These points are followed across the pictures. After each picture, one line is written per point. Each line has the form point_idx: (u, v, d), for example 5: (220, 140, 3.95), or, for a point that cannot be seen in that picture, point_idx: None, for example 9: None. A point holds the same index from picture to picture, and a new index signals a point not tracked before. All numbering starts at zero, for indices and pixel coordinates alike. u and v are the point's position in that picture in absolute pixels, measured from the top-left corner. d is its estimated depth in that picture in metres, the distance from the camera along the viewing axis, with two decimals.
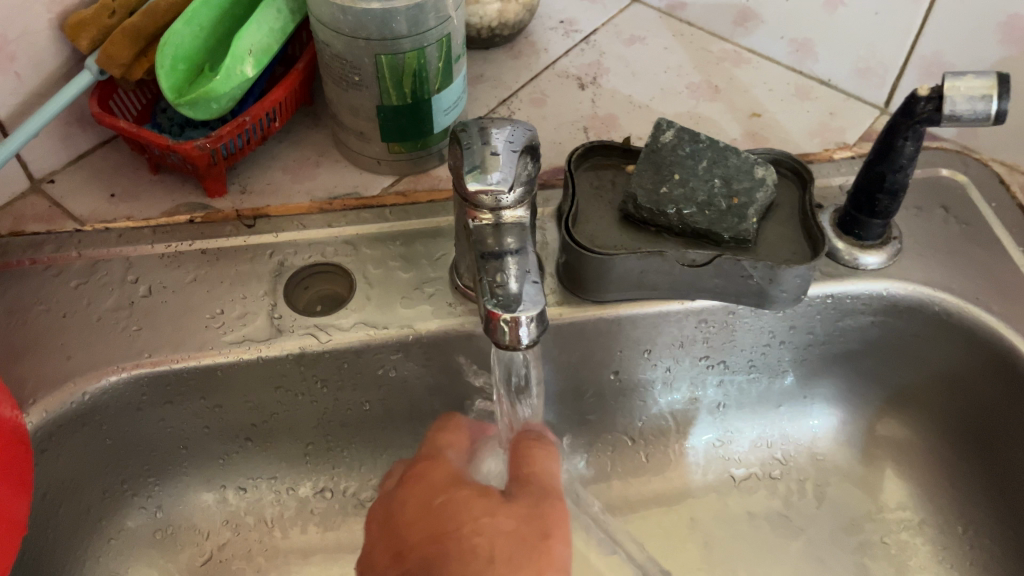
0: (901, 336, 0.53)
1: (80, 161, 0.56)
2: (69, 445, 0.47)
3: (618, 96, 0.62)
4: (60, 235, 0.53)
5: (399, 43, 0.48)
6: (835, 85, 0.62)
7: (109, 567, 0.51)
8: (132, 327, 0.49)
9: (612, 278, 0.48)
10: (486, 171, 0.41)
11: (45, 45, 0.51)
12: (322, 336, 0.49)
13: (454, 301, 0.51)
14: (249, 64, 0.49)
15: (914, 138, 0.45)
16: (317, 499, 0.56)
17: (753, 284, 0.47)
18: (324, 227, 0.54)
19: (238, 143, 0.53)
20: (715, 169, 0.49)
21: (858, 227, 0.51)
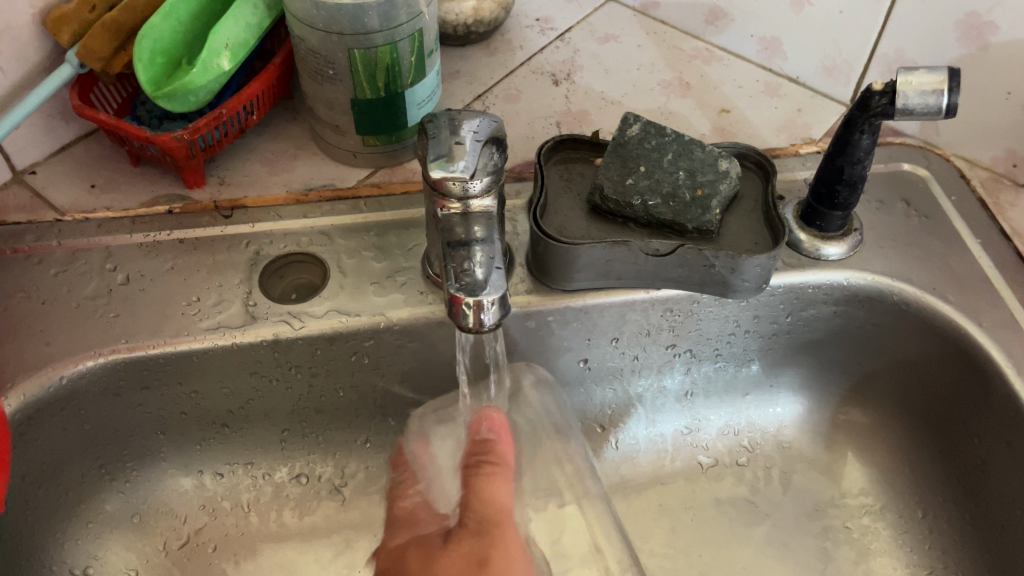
0: (862, 325, 0.55)
1: (63, 153, 0.57)
2: (48, 429, 0.48)
3: (590, 92, 0.63)
4: (41, 226, 0.54)
5: (372, 37, 0.49)
6: (803, 83, 0.63)
7: (88, 549, 0.52)
8: (111, 314, 0.50)
9: (579, 267, 0.49)
10: (451, 160, 0.43)
11: (28, 38, 0.52)
12: (296, 324, 0.50)
13: (426, 289, 0.52)
14: (226, 58, 0.51)
15: (870, 132, 0.46)
16: (293, 484, 0.57)
17: (715, 273, 0.49)
18: (299, 218, 0.55)
19: (216, 135, 0.54)
20: (680, 162, 0.51)
21: (820, 219, 0.52)
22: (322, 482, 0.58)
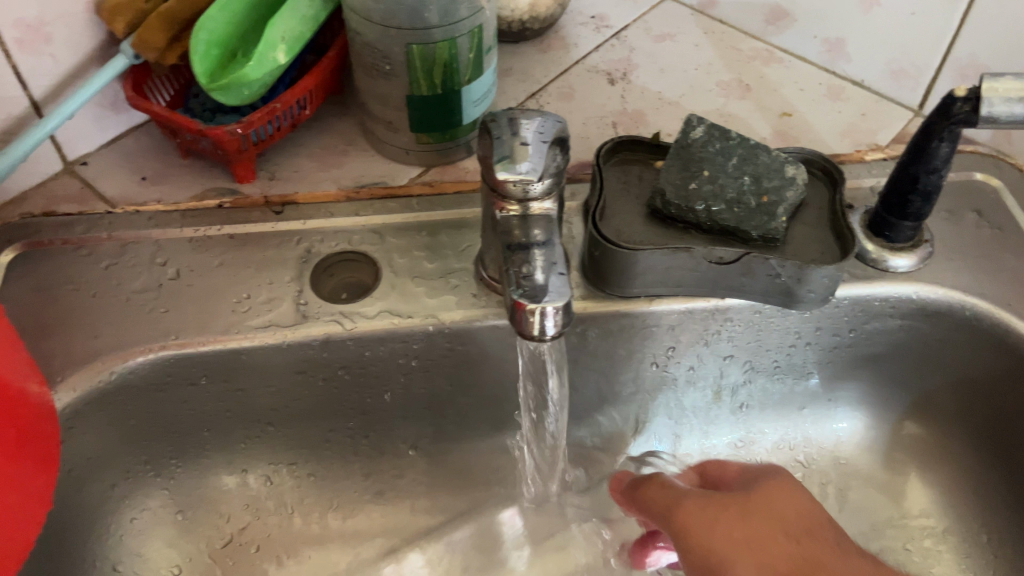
0: (928, 341, 0.52)
1: (113, 144, 0.57)
2: (95, 423, 0.48)
3: (647, 92, 0.61)
4: (90, 217, 0.53)
5: (430, 32, 0.48)
6: (868, 86, 0.61)
7: (131, 547, 0.52)
8: (160, 309, 0.49)
9: (637, 274, 0.48)
10: (514, 162, 0.41)
11: (82, 27, 0.52)
12: (347, 324, 0.49)
13: (479, 292, 0.51)
14: (282, 51, 0.50)
15: (950, 139, 0.44)
16: (335, 486, 0.56)
17: (780, 283, 0.47)
18: (350, 216, 0.54)
19: (268, 130, 0.53)
20: (745, 167, 0.49)
21: (888, 229, 0.51)
22: (366, 485, 0.57)
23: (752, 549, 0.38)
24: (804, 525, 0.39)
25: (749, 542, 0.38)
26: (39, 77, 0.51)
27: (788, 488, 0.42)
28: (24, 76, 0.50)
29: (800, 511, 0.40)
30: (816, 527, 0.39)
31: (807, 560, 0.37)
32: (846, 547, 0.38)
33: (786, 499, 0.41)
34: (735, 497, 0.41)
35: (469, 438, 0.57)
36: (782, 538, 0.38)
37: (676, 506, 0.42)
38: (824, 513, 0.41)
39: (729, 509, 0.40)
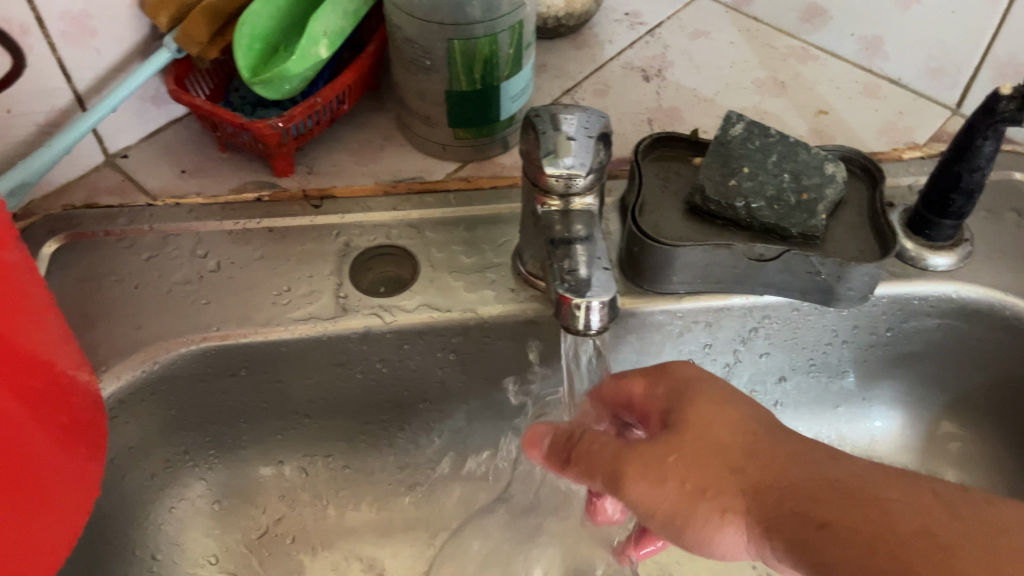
0: (967, 341, 0.52)
1: (153, 137, 0.57)
2: (138, 412, 0.48)
3: (682, 89, 0.61)
4: (132, 210, 0.54)
5: (472, 28, 0.48)
6: (905, 84, 0.61)
7: (170, 536, 0.52)
8: (201, 301, 0.50)
9: (676, 270, 0.48)
10: (558, 156, 0.41)
11: (126, 21, 0.52)
12: (386, 317, 0.49)
13: (516, 287, 0.51)
14: (323, 46, 0.50)
15: (994, 138, 0.44)
16: (371, 478, 0.57)
17: (820, 280, 0.47)
18: (388, 210, 0.54)
19: (308, 124, 0.53)
20: (785, 164, 0.49)
21: (928, 227, 0.50)
22: (399, 477, 0.57)
23: (711, 504, 0.35)
24: (741, 447, 0.36)
25: (707, 495, 0.35)
26: (83, 70, 0.51)
27: (705, 404, 0.38)
28: (69, 69, 0.50)
29: (731, 432, 0.37)
30: (756, 442, 0.36)
31: (765, 495, 0.34)
32: (795, 454, 0.35)
33: (713, 424, 0.37)
34: (656, 439, 0.38)
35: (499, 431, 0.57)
36: (729, 477, 0.36)
37: (612, 464, 0.38)
38: (745, 417, 0.38)
39: (670, 460, 0.36)
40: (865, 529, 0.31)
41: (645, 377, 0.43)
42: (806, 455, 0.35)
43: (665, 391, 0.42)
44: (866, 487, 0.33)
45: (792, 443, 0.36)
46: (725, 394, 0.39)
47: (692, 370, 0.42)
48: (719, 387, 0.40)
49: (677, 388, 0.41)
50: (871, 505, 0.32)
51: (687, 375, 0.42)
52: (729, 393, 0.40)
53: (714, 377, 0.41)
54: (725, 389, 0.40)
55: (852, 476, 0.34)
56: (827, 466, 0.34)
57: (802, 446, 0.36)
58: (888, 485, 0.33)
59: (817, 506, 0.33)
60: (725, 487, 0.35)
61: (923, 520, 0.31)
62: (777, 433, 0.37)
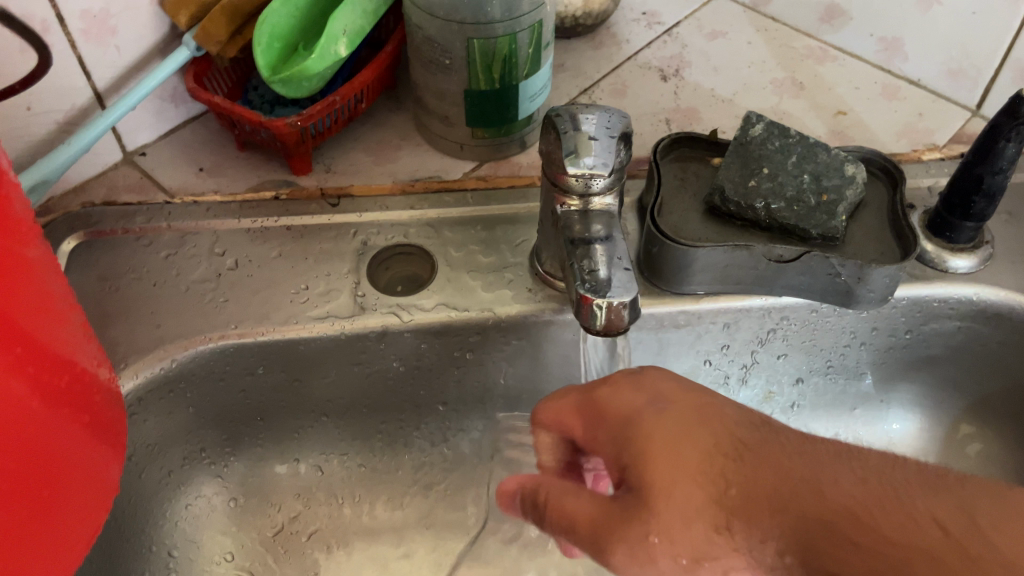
0: (988, 344, 0.52)
1: (171, 135, 0.57)
2: (156, 410, 0.48)
3: (700, 90, 0.61)
4: (150, 207, 0.54)
5: (492, 27, 0.48)
6: (925, 85, 0.61)
7: (186, 533, 0.52)
8: (219, 299, 0.50)
9: (695, 271, 0.48)
10: (579, 156, 0.41)
11: (146, 19, 0.52)
12: (404, 316, 0.49)
13: (534, 287, 0.51)
14: (343, 45, 0.50)
15: (1017, 139, 0.43)
16: (386, 476, 0.57)
17: (840, 282, 0.47)
18: (406, 209, 0.54)
19: (327, 123, 0.53)
20: (805, 165, 0.49)
21: (949, 229, 0.50)
22: (414, 477, 0.57)
23: (714, 567, 0.32)
24: (718, 504, 0.32)
25: (706, 562, 0.32)
26: (103, 68, 0.51)
27: (661, 457, 0.33)
28: (89, 67, 0.50)
29: (704, 492, 0.32)
30: (728, 480, 0.32)
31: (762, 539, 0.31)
32: (780, 500, 0.31)
33: (678, 486, 0.32)
34: (622, 510, 0.33)
35: None
36: (720, 542, 0.32)
37: (588, 532, 0.34)
38: (709, 458, 0.33)
39: (653, 540, 0.32)
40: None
41: (584, 416, 0.39)
42: (792, 496, 0.31)
43: (607, 433, 0.37)
44: (872, 532, 0.29)
45: (770, 486, 0.31)
46: (674, 435, 0.34)
47: (633, 396, 0.37)
48: (661, 419, 0.35)
49: (620, 428, 0.36)
50: (888, 563, 0.28)
51: (625, 407, 0.36)
52: (674, 422, 0.35)
53: (655, 399, 0.36)
54: (669, 412, 0.35)
55: (847, 515, 0.29)
56: (816, 506, 0.30)
57: (786, 485, 0.31)
58: (890, 523, 0.29)
59: (827, 562, 0.29)
60: (719, 552, 0.32)
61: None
62: (749, 467, 0.32)
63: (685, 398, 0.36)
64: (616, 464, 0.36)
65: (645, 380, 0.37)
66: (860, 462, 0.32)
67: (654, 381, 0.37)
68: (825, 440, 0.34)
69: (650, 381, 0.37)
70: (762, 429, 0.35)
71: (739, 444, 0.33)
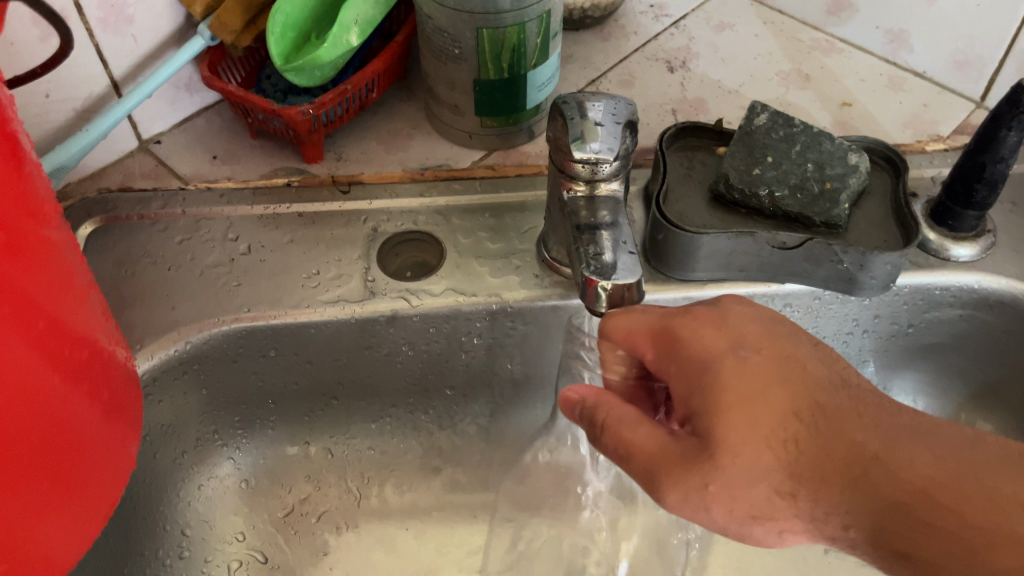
0: (990, 331, 0.53)
1: (185, 124, 0.58)
2: (171, 391, 0.49)
3: (707, 81, 0.62)
4: (165, 194, 0.55)
5: (502, 17, 0.49)
6: (930, 77, 0.62)
7: (199, 513, 0.53)
8: (232, 283, 0.51)
9: (699, 257, 0.48)
10: (586, 142, 0.42)
11: (162, 9, 0.53)
12: (414, 300, 0.50)
13: (541, 273, 0.52)
14: (354, 34, 0.52)
15: (1020, 128, 0.44)
16: (396, 460, 0.58)
17: (843, 269, 0.48)
18: (415, 197, 0.55)
19: (338, 112, 0.54)
20: (808, 154, 0.49)
21: (951, 218, 0.51)
22: (422, 460, 0.58)
23: (768, 527, 0.34)
24: (786, 470, 0.33)
25: (760, 521, 0.34)
26: (120, 57, 0.52)
27: (736, 413, 0.33)
28: (106, 55, 0.52)
29: (774, 453, 0.33)
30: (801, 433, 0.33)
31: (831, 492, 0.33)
32: (860, 473, 0.33)
33: (750, 448, 0.33)
34: (689, 452, 0.33)
35: (522, 416, 0.58)
36: (779, 504, 0.34)
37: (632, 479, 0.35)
38: (784, 422, 0.33)
39: (711, 490, 0.33)
40: (943, 544, 0.31)
41: (658, 345, 0.38)
42: (870, 474, 0.32)
43: (679, 370, 0.36)
44: (947, 514, 0.31)
45: (849, 457, 0.33)
46: (759, 387, 0.34)
47: (717, 338, 0.36)
48: (743, 370, 0.34)
49: (701, 369, 0.35)
50: (959, 542, 0.30)
51: (708, 350, 0.35)
52: (757, 375, 0.34)
53: (738, 345, 0.35)
54: (752, 362, 0.35)
55: (923, 497, 0.32)
56: (891, 487, 0.32)
57: (863, 461, 0.33)
58: (968, 507, 0.31)
59: (908, 543, 0.32)
60: (776, 513, 0.34)
61: (1021, 555, 0.29)
62: (828, 437, 0.33)
63: (768, 348, 0.36)
64: (683, 399, 0.35)
65: (727, 320, 0.37)
66: (935, 439, 0.33)
67: (737, 322, 0.37)
68: (900, 413, 0.35)
69: (734, 323, 0.36)
70: (843, 390, 0.35)
71: (817, 407, 0.34)
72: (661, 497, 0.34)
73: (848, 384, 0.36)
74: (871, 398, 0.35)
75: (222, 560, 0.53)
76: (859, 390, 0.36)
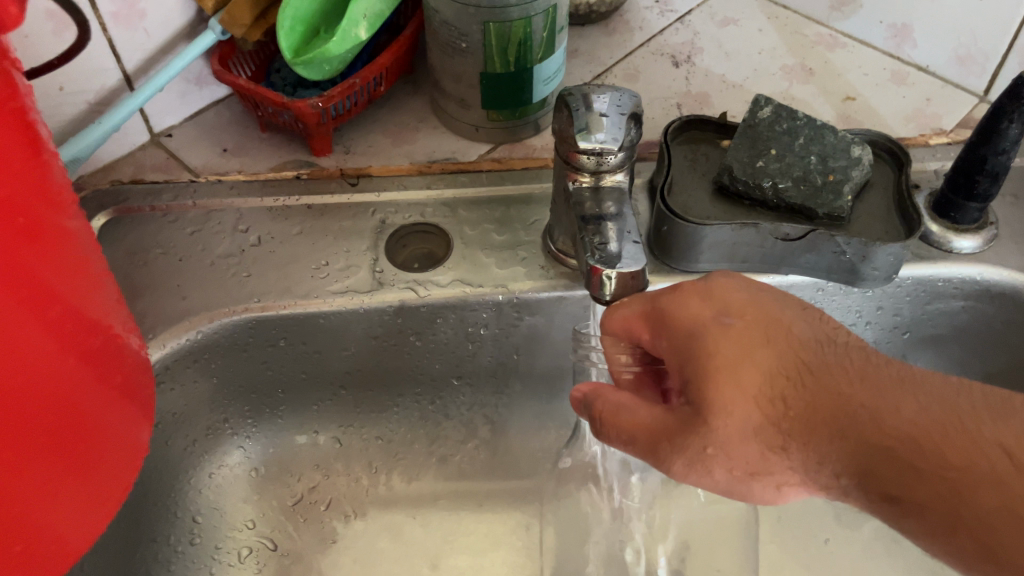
0: (992, 322, 0.53)
1: (195, 117, 0.59)
2: (182, 379, 0.50)
3: (711, 75, 0.62)
4: (176, 186, 0.55)
5: (508, 11, 0.49)
6: (933, 71, 0.62)
7: (210, 500, 0.54)
8: (243, 274, 0.52)
9: (703, 248, 0.49)
10: (591, 133, 0.43)
11: (173, 3, 0.54)
12: (421, 291, 0.51)
13: (547, 265, 0.52)
14: (363, 28, 0.52)
15: (1020, 120, 0.44)
16: (403, 449, 0.59)
17: (845, 260, 0.48)
18: (423, 189, 0.56)
19: (346, 105, 0.55)
20: (811, 146, 0.50)
21: (953, 209, 0.51)
22: (429, 450, 0.59)
23: (767, 481, 0.35)
24: (775, 427, 0.34)
25: (759, 477, 0.35)
26: (132, 51, 0.53)
27: (723, 375, 0.34)
28: (118, 49, 0.52)
29: (762, 412, 0.34)
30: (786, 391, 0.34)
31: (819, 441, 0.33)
32: (846, 422, 0.33)
33: (738, 406, 0.33)
34: (683, 420, 0.35)
35: (527, 406, 0.59)
36: (773, 460, 0.34)
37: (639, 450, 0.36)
38: (771, 381, 0.34)
39: (709, 453, 0.34)
40: (922, 488, 0.31)
41: (650, 323, 0.39)
42: (857, 423, 0.33)
43: (670, 341, 0.37)
44: (932, 457, 0.31)
45: (837, 410, 0.33)
46: (744, 351, 0.34)
47: (702, 308, 0.37)
48: (728, 335, 0.35)
49: (687, 340, 0.36)
50: (944, 485, 0.31)
51: (692, 321, 0.36)
52: (741, 340, 0.35)
53: (723, 313, 0.36)
54: (735, 328, 0.35)
55: (909, 443, 0.32)
56: (877, 434, 0.32)
57: (849, 411, 0.33)
58: (952, 449, 0.31)
59: (890, 488, 0.32)
60: (772, 468, 0.34)
61: (1002, 493, 0.30)
62: (816, 392, 0.33)
63: (752, 314, 0.36)
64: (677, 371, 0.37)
65: (712, 290, 0.37)
66: (924, 387, 0.33)
67: (722, 291, 0.37)
68: (890, 365, 0.34)
69: (721, 293, 0.37)
70: (831, 345, 0.35)
71: (804, 366, 0.34)
72: (667, 467, 0.35)
73: (837, 341, 0.36)
74: (861, 355, 0.35)
75: (232, 546, 0.54)
76: (848, 348, 0.35)
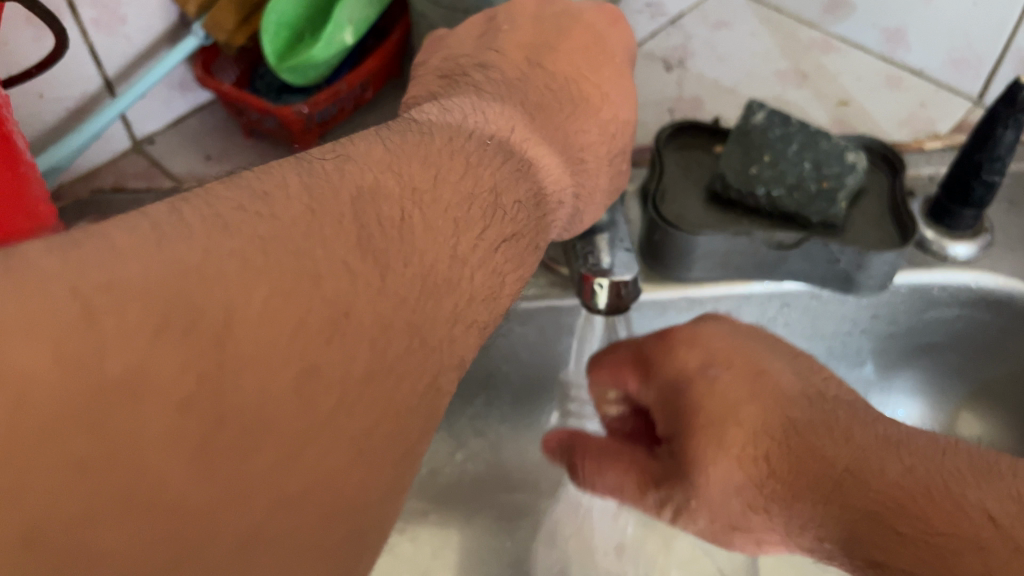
0: (987, 330, 0.53)
1: (179, 124, 0.58)
2: None
3: (703, 80, 0.61)
4: (159, 195, 0.54)
5: None
6: (926, 75, 0.62)
7: None
8: None
9: (696, 257, 0.48)
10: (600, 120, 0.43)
11: (156, 8, 0.53)
12: None
13: (537, 273, 0.51)
14: (349, 33, 0.52)
15: (1015, 126, 0.44)
16: None
17: (840, 269, 0.48)
18: None
19: (331, 111, 0.54)
20: (805, 153, 0.48)
21: (949, 216, 0.50)
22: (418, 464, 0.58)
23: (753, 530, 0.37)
24: None
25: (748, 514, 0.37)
26: (113, 56, 0.52)
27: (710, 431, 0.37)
28: (99, 55, 0.51)
29: (745, 472, 0.36)
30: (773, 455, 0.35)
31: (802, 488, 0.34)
32: (831, 489, 0.33)
33: None
34: None
35: (519, 416, 0.58)
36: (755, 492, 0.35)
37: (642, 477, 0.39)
38: (754, 441, 0.36)
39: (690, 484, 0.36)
40: (907, 553, 0.30)
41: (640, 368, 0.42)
42: (842, 488, 0.33)
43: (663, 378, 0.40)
44: (913, 521, 0.31)
45: (820, 474, 0.33)
46: (731, 401, 0.37)
47: (689, 358, 0.40)
48: (713, 388, 0.38)
49: (676, 390, 0.40)
50: (927, 550, 0.30)
51: (681, 371, 0.40)
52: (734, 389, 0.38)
53: (709, 364, 0.39)
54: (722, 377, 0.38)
55: (894, 509, 0.31)
56: (863, 500, 0.32)
57: (834, 478, 0.33)
58: (937, 514, 0.31)
59: (876, 554, 0.31)
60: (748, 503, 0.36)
61: (986, 556, 0.29)
62: (801, 458, 0.34)
63: (736, 362, 0.39)
64: (661, 418, 0.41)
65: (698, 337, 0.41)
66: (916, 450, 0.33)
67: (705, 338, 0.40)
68: (876, 428, 0.35)
69: (705, 340, 0.40)
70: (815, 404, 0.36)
71: (789, 427, 0.36)
72: None
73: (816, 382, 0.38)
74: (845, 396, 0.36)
75: None
76: (837, 403, 0.37)
